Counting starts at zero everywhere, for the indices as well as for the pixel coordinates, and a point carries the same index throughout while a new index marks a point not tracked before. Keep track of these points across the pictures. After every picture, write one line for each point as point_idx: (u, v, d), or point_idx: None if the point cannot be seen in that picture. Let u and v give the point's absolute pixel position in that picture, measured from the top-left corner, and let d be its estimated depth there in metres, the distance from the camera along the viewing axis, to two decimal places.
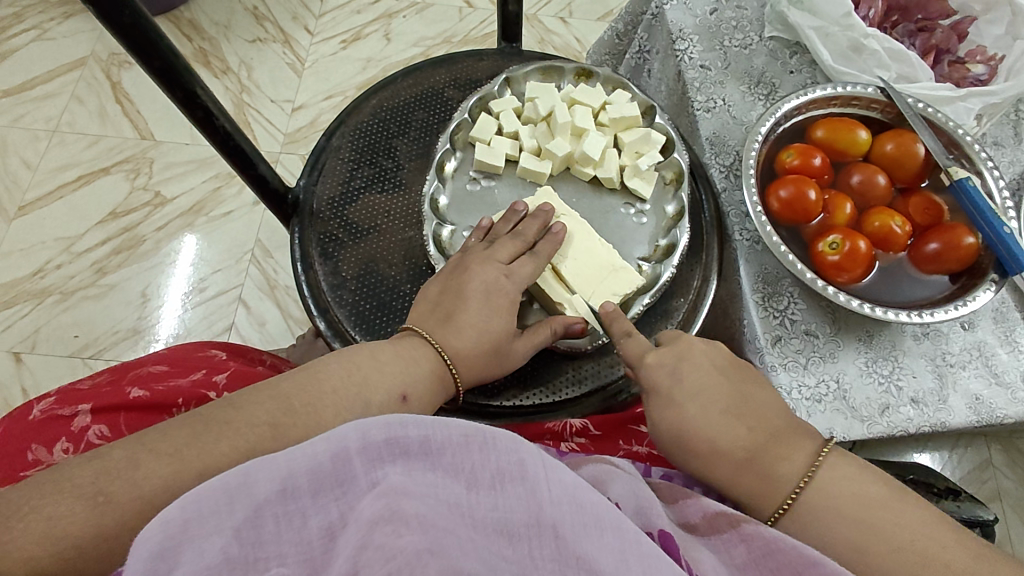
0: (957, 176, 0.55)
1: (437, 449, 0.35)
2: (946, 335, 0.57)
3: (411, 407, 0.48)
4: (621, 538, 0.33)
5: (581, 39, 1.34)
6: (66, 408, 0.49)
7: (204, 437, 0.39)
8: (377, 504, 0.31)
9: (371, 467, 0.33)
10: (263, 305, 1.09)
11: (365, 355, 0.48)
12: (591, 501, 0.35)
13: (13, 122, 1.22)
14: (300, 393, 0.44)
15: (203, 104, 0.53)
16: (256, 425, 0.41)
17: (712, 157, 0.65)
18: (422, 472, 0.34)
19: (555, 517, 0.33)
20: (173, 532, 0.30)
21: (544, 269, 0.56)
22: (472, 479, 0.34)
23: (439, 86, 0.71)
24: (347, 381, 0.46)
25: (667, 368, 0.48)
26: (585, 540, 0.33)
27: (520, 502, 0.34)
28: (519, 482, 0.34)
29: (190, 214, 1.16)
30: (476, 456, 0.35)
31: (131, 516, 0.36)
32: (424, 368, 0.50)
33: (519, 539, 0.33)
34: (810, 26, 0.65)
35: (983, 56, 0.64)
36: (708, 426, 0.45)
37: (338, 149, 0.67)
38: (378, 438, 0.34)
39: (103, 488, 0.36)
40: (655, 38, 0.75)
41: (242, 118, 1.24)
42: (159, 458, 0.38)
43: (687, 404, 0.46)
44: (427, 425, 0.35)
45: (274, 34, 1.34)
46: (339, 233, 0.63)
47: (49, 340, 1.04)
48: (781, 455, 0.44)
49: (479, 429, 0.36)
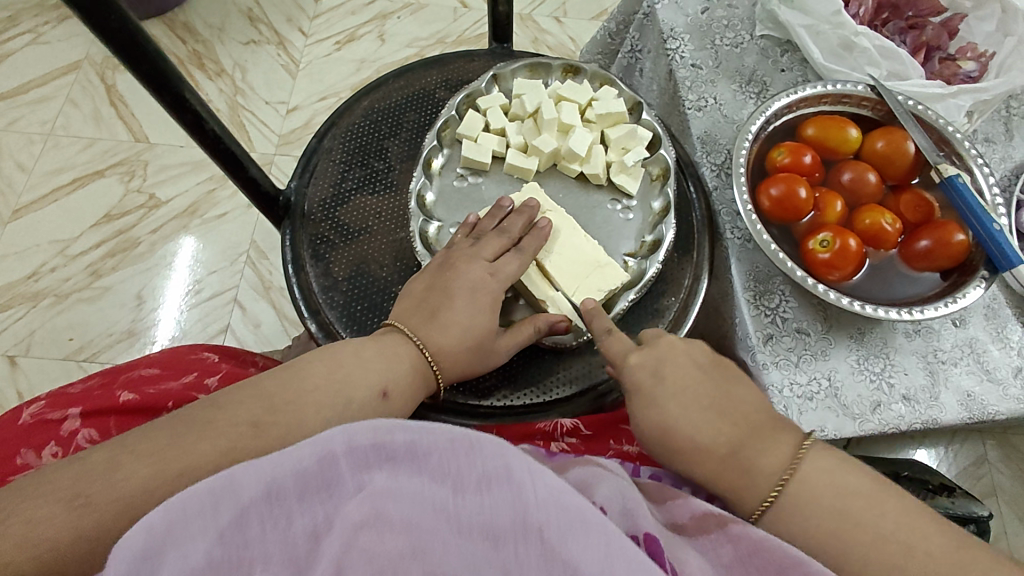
0: (947, 173, 0.56)
1: (423, 453, 0.35)
2: (937, 332, 0.57)
3: (392, 403, 0.48)
4: (609, 542, 0.33)
5: (576, 38, 1.34)
6: (56, 412, 0.49)
7: (186, 438, 0.39)
8: (363, 508, 0.33)
9: (358, 470, 0.34)
10: (258, 307, 1.09)
11: (349, 353, 0.48)
12: (579, 505, 0.34)
13: (8, 125, 1.22)
14: (282, 393, 0.44)
15: (193, 108, 0.53)
16: (238, 424, 0.41)
17: (704, 156, 0.65)
18: (407, 476, 0.34)
19: (541, 521, 0.33)
20: (157, 536, 0.31)
21: (528, 265, 0.56)
22: (458, 482, 0.34)
23: (430, 87, 0.71)
24: (329, 379, 0.46)
25: (648, 369, 0.47)
26: (571, 543, 0.32)
27: (506, 506, 0.33)
28: (505, 486, 0.34)
29: (185, 216, 1.16)
30: (462, 460, 0.35)
31: (110, 518, 0.36)
32: (406, 365, 0.50)
33: (504, 544, 0.33)
34: (801, 24, 0.65)
35: (974, 53, 0.64)
36: (689, 424, 0.44)
37: (329, 151, 0.67)
38: (365, 442, 0.34)
39: (81, 491, 0.36)
40: (647, 37, 0.75)
41: (236, 120, 1.24)
42: (138, 459, 0.38)
43: (669, 403, 0.45)
44: (415, 431, 0.35)
45: (268, 36, 1.34)
46: (331, 234, 0.63)
47: (44, 343, 1.04)
48: (767, 450, 0.43)
49: (466, 433, 0.35)
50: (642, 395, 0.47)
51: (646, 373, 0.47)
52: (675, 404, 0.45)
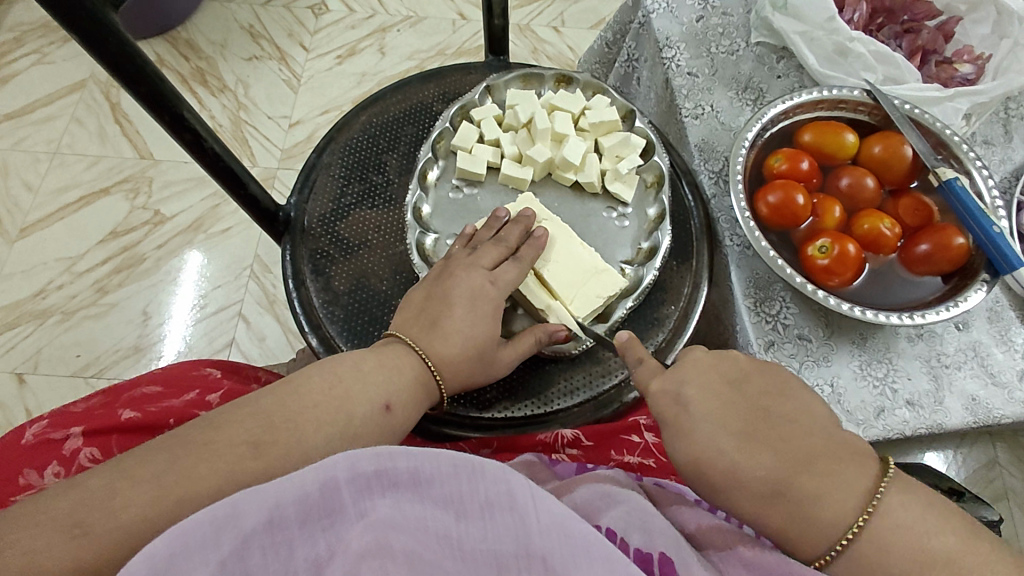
0: (945, 176, 0.56)
1: (426, 480, 0.36)
2: (940, 336, 0.57)
3: (395, 416, 0.49)
4: (612, 568, 0.34)
5: (574, 47, 1.35)
6: (59, 431, 0.50)
7: (183, 461, 0.40)
8: (366, 537, 0.33)
9: (360, 498, 0.34)
10: (262, 320, 1.10)
11: (348, 368, 0.49)
12: (581, 529, 0.35)
13: (14, 145, 1.24)
14: (281, 411, 0.44)
15: (192, 127, 0.53)
16: (237, 445, 0.41)
17: (701, 163, 0.66)
18: (410, 504, 0.35)
19: (544, 548, 0.34)
20: (158, 566, 0.31)
21: (527, 273, 0.57)
22: (461, 509, 0.35)
23: (428, 101, 0.71)
24: (329, 396, 0.46)
25: (672, 395, 0.44)
26: (574, 572, 0.33)
27: (509, 532, 0.35)
28: (507, 512, 0.35)
29: (189, 232, 1.17)
30: (465, 486, 0.36)
31: (109, 548, 0.36)
32: (408, 377, 0.50)
33: (509, 571, 0.34)
34: (795, 31, 0.65)
35: (970, 56, 0.64)
36: (721, 455, 0.40)
37: (328, 166, 0.67)
38: (367, 469, 0.35)
39: (80, 520, 0.36)
40: (643, 46, 0.76)
41: (239, 135, 1.26)
42: (137, 484, 0.38)
43: (697, 428, 0.41)
44: (416, 457, 0.36)
45: (270, 51, 1.36)
46: (331, 249, 0.63)
47: (52, 361, 1.05)
48: (822, 492, 0.38)
49: (467, 459, 0.37)
50: (670, 425, 0.43)
51: (669, 401, 0.44)
52: (707, 433, 0.41)
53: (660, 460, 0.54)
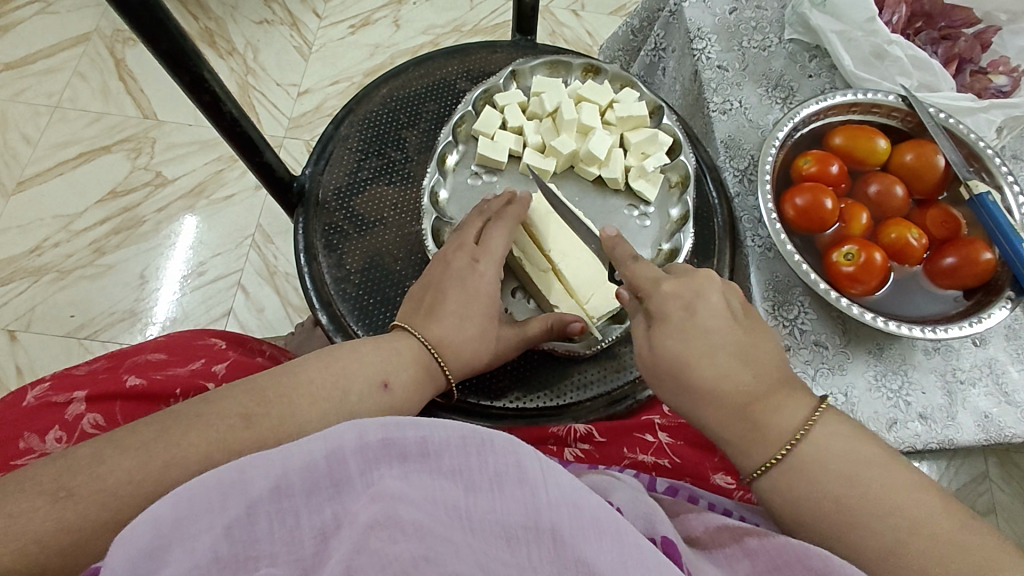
0: (977, 190, 0.55)
1: (436, 452, 0.34)
2: (957, 350, 0.56)
3: (393, 395, 0.47)
4: (621, 541, 0.32)
5: (593, 33, 1.33)
6: (61, 395, 0.48)
7: (173, 431, 0.39)
8: (373, 507, 0.31)
9: (367, 468, 0.33)
10: (262, 291, 1.08)
11: (346, 351, 0.47)
12: (591, 504, 0.33)
13: (14, 96, 1.20)
14: (274, 386, 0.43)
15: (210, 88, 0.51)
16: (227, 417, 0.40)
17: (727, 160, 0.65)
18: (417, 475, 0.33)
19: (553, 519, 0.32)
20: (162, 530, 0.30)
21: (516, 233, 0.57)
22: (470, 481, 0.33)
23: (451, 77, 0.69)
24: (324, 372, 0.45)
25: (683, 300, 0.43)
26: (583, 543, 0.32)
27: (518, 505, 0.33)
28: (517, 485, 0.33)
29: (191, 196, 1.14)
30: (474, 461, 0.34)
31: (92, 509, 0.35)
32: (409, 359, 0.49)
33: (520, 542, 0.32)
34: (833, 30, 0.63)
35: (1006, 67, 0.63)
36: (707, 365, 0.42)
37: (345, 139, 0.65)
38: (374, 440, 0.33)
39: (64, 484, 0.35)
40: (671, 35, 0.74)
41: (247, 100, 1.23)
42: (124, 451, 0.37)
43: (705, 337, 0.42)
44: (426, 428, 0.35)
45: (282, 16, 1.32)
46: (345, 224, 0.61)
47: (45, 319, 1.03)
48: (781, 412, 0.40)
49: (476, 430, 0.35)
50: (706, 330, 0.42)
51: (678, 305, 0.43)
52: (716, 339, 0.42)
53: (675, 461, 0.50)
